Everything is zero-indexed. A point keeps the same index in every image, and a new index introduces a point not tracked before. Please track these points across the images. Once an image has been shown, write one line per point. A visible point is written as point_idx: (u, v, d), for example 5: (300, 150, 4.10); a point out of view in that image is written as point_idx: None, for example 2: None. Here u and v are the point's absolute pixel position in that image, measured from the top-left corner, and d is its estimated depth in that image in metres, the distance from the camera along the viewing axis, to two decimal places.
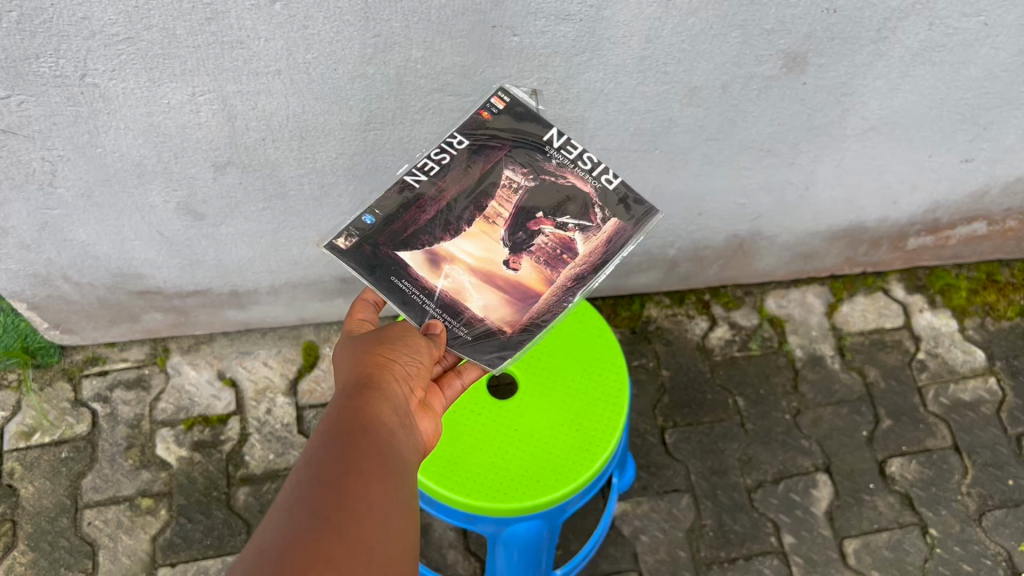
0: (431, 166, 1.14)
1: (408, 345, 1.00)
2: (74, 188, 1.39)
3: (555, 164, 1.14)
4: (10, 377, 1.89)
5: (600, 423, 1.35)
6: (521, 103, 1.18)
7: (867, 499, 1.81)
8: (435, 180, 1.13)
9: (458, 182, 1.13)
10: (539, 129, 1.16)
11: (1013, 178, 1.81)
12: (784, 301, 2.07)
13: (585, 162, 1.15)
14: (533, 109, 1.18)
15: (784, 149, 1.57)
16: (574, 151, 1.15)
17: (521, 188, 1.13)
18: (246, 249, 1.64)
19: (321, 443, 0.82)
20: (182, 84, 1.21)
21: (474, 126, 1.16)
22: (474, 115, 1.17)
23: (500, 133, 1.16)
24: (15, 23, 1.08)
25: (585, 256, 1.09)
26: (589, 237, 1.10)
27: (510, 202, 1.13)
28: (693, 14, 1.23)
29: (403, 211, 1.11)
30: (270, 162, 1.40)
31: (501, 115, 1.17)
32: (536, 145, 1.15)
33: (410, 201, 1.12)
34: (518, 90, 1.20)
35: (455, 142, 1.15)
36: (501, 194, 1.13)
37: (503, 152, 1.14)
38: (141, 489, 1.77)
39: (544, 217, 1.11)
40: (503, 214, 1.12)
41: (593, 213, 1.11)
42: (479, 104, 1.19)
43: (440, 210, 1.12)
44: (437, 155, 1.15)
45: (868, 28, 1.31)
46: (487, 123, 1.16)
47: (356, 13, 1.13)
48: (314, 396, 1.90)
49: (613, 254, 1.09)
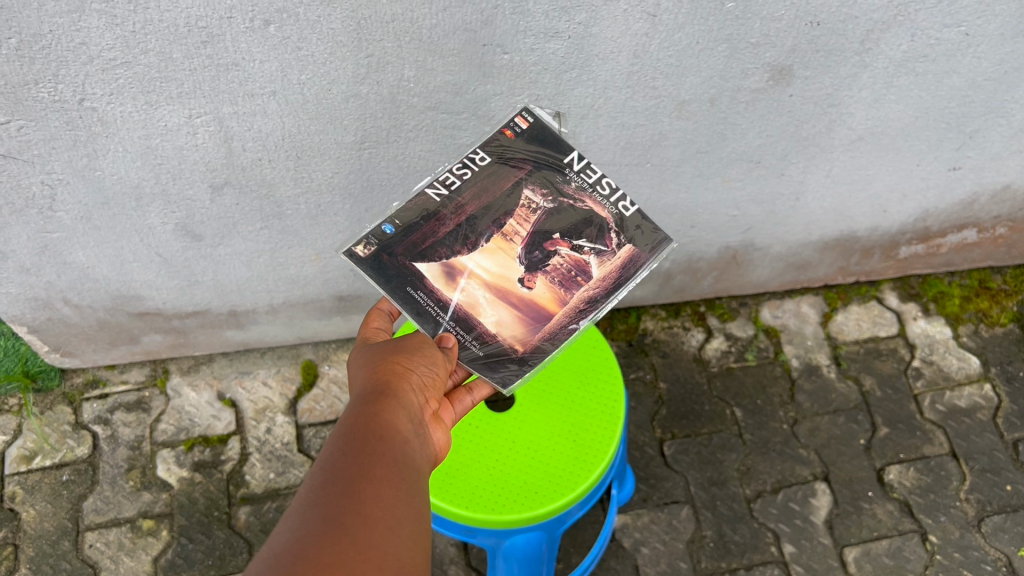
0: (453, 180, 1.16)
1: (426, 356, 1.02)
2: (74, 212, 1.41)
3: (574, 187, 1.16)
4: (11, 402, 1.90)
5: (597, 433, 1.36)
6: (544, 125, 1.20)
7: (866, 507, 1.82)
8: (455, 195, 1.15)
9: (478, 198, 1.15)
10: (560, 152, 1.17)
11: (1002, 185, 1.83)
12: (779, 312, 2.08)
13: (603, 187, 1.16)
14: (556, 133, 1.20)
15: (773, 160, 1.59)
16: (593, 175, 1.17)
17: (540, 209, 1.15)
18: (244, 269, 1.66)
19: (337, 447, 0.84)
20: (180, 106, 1.23)
21: (496, 144, 1.17)
22: (498, 133, 1.18)
23: (521, 153, 1.17)
24: (15, 49, 1.10)
25: (599, 279, 1.11)
26: (603, 260, 1.12)
27: (528, 222, 1.14)
28: (680, 29, 1.25)
29: (422, 223, 1.13)
30: (267, 182, 1.41)
31: (523, 135, 1.18)
32: (556, 167, 1.16)
33: (430, 213, 1.13)
34: (541, 112, 1.22)
35: (478, 158, 1.17)
36: (520, 214, 1.14)
37: (523, 172, 1.16)
38: (142, 510, 1.78)
39: (560, 238, 1.13)
40: (521, 232, 1.14)
41: (609, 237, 1.13)
42: (502, 122, 1.20)
43: (459, 224, 1.13)
44: (459, 170, 1.16)
45: (851, 40, 1.33)
46: (509, 142, 1.17)
47: (348, 34, 1.15)
48: (313, 415, 1.91)
49: (626, 279, 1.11)
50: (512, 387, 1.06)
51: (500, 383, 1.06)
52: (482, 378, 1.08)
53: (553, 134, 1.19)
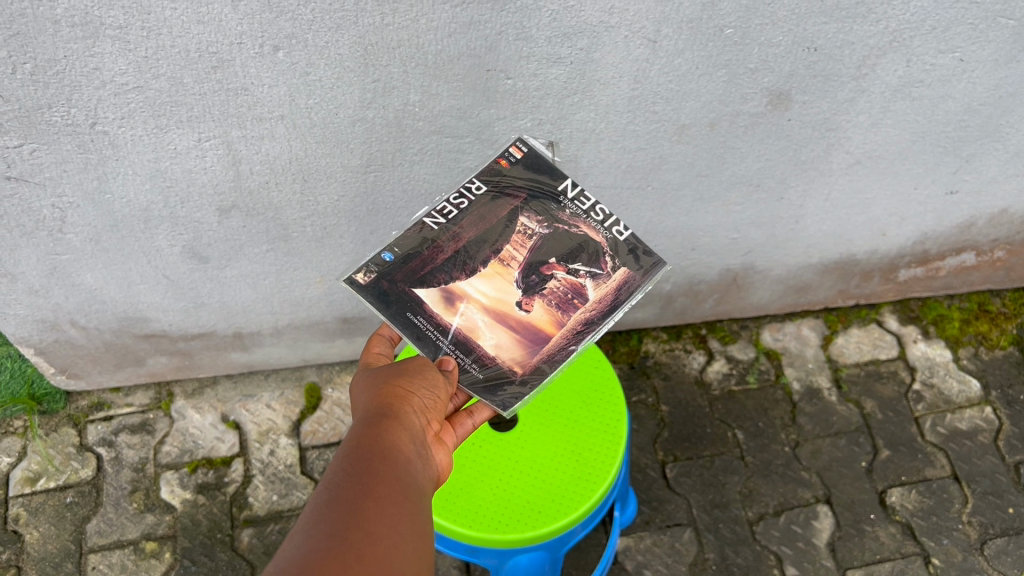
0: (450, 210, 1.18)
1: (427, 378, 1.02)
2: (83, 234, 1.43)
3: (569, 214, 1.18)
4: (16, 424, 1.91)
5: (599, 453, 1.37)
6: (539, 154, 1.23)
7: (868, 530, 1.82)
8: (452, 223, 1.17)
9: (475, 226, 1.17)
10: (554, 180, 1.20)
11: (999, 210, 1.85)
12: (780, 335, 2.10)
13: (597, 213, 1.18)
14: (550, 161, 1.23)
15: (772, 184, 1.61)
16: (587, 202, 1.20)
17: (535, 235, 1.17)
18: (249, 291, 1.68)
19: (341, 467, 0.85)
20: (189, 130, 1.25)
21: (492, 174, 1.20)
22: (493, 163, 1.21)
23: (516, 181, 1.19)
24: (29, 74, 1.12)
25: (596, 301, 1.12)
26: (599, 283, 1.13)
27: (524, 247, 1.16)
28: (679, 55, 1.28)
29: (420, 251, 1.15)
30: (273, 206, 1.44)
31: (518, 163, 1.21)
32: (552, 196, 1.19)
33: (428, 242, 1.16)
34: (536, 141, 1.25)
35: (474, 188, 1.19)
36: (516, 239, 1.17)
37: (519, 201, 1.18)
38: (146, 532, 1.78)
39: (556, 262, 1.15)
40: (518, 257, 1.16)
41: (604, 261, 1.15)
42: (497, 153, 1.23)
43: (457, 251, 1.16)
44: (455, 200, 1.19)
45: (848, 66, 1.36)
46: (505, 171, 1.20)
47: (356, 60, 1.18)
48: (317, 437, 1.91)
49: (621, 301, 1.12)
50: (512, 410, 1.06)
51: (499, 405, 1.06)
52: (483, 401, 1.08)
53: (548, 162, 1.22)
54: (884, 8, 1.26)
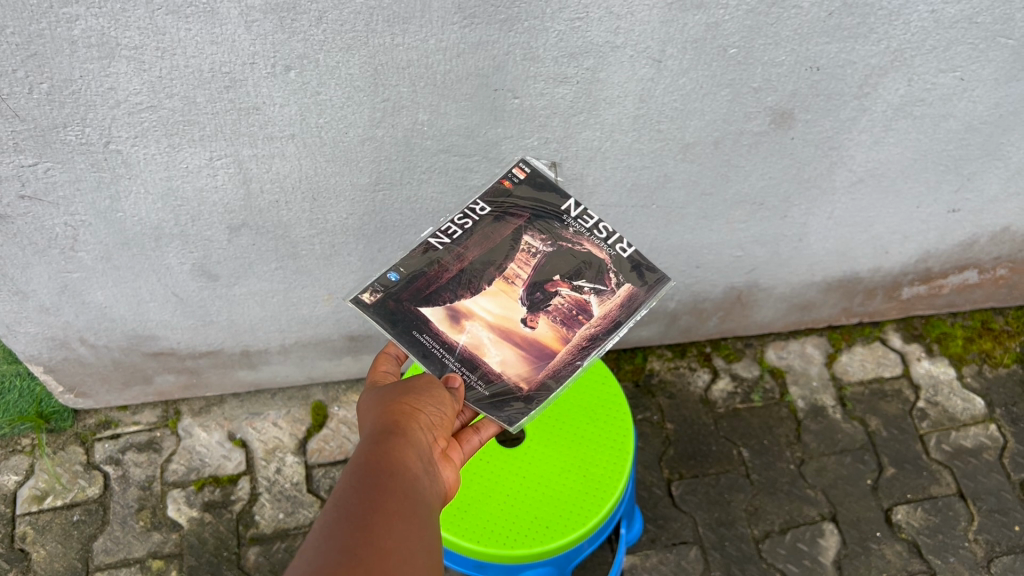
0: (454, 230, 1.20)
1: (434, 396, 1.03)
2: (94, 252, 1.45)
3: (572, 231, 1.20)
4: (24, 442, 1.92)
5: (607, 468, 1.38)
6: (541, 173, 1.25)
7: (875, 548, 1.82)
8: (457, 243, 1.19)
9: (479, 246, 1.19)
10: (557, 200, 1.22)
11: (1001, 227, 1.87)
12: (784, 352, 2.11)
13: (600, 231, 1.20)
14: (552, 181, 1.25)
15: (776, 202, 1.62)
16: (590, 221, 1.21)
17: (539, 253, 1.18)
18: (258, 309, 1.69)
19: (350, 484, 0.86)
20: (201, 148, 1.27)
21: (497, 194, 1.23)
22: (497, 184, 1.24)
23: (519, 203, 1.22)
24: (46, 94, 1.14)
25: (600, 317, 1.14)
26: (603, 299, 1.15)
27: (528, 265, 1.18)
28: (684, 74, 1.30)
29: (426, 270, 1.17)
30: (283, 224, 1.45)
31: (521, 184, 1.24)
32: (554, 214, 1.21)
33: (433, 261, 1.17)
34: (539, 163, 1.28)
35: (478, 209, 1.22)
36: (520, 258, 1.18)
37: (522, 220, 1.20)
38: (152, 550, 1.78)
39: (561, 280, 1.16)
40: (522, 275, 1.17)
41: (608, 278, 1.16)
42: (501, 174, 1.26)
43: (461, 270, 1.17)
44: (460, 220, 1.21)
45: (850, 85, 1.38)
46: (509, 191, 1.23)
47: (366, 79, 1.20)
48: (323, 454, 1.92)
49: (626, 317, 1.13)
50: (518, 424, 1.06)
51: (505, 420, 1.06)
52: (489, 417, 1.08)
53: (550, 182, 1.25)
54: (885, 27, 1.28)
